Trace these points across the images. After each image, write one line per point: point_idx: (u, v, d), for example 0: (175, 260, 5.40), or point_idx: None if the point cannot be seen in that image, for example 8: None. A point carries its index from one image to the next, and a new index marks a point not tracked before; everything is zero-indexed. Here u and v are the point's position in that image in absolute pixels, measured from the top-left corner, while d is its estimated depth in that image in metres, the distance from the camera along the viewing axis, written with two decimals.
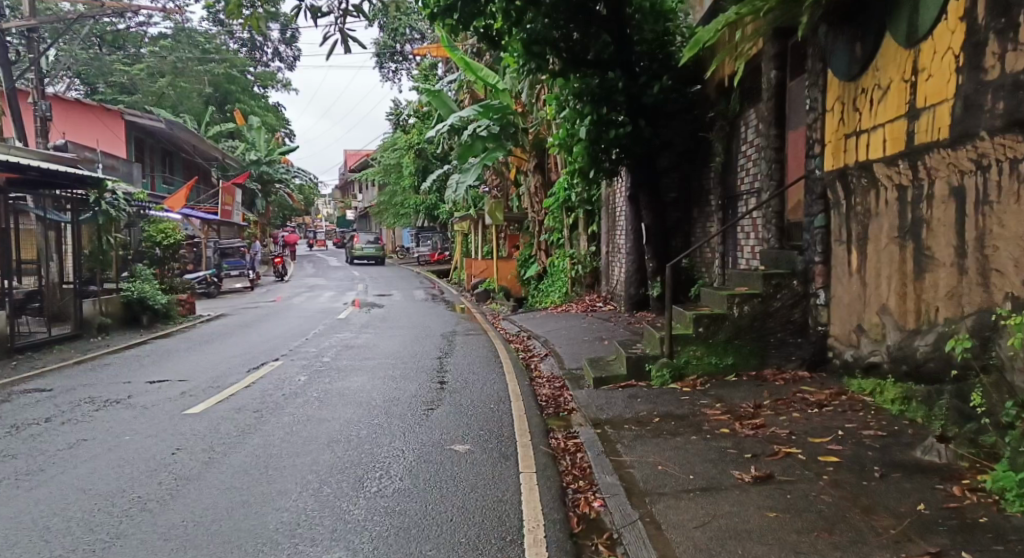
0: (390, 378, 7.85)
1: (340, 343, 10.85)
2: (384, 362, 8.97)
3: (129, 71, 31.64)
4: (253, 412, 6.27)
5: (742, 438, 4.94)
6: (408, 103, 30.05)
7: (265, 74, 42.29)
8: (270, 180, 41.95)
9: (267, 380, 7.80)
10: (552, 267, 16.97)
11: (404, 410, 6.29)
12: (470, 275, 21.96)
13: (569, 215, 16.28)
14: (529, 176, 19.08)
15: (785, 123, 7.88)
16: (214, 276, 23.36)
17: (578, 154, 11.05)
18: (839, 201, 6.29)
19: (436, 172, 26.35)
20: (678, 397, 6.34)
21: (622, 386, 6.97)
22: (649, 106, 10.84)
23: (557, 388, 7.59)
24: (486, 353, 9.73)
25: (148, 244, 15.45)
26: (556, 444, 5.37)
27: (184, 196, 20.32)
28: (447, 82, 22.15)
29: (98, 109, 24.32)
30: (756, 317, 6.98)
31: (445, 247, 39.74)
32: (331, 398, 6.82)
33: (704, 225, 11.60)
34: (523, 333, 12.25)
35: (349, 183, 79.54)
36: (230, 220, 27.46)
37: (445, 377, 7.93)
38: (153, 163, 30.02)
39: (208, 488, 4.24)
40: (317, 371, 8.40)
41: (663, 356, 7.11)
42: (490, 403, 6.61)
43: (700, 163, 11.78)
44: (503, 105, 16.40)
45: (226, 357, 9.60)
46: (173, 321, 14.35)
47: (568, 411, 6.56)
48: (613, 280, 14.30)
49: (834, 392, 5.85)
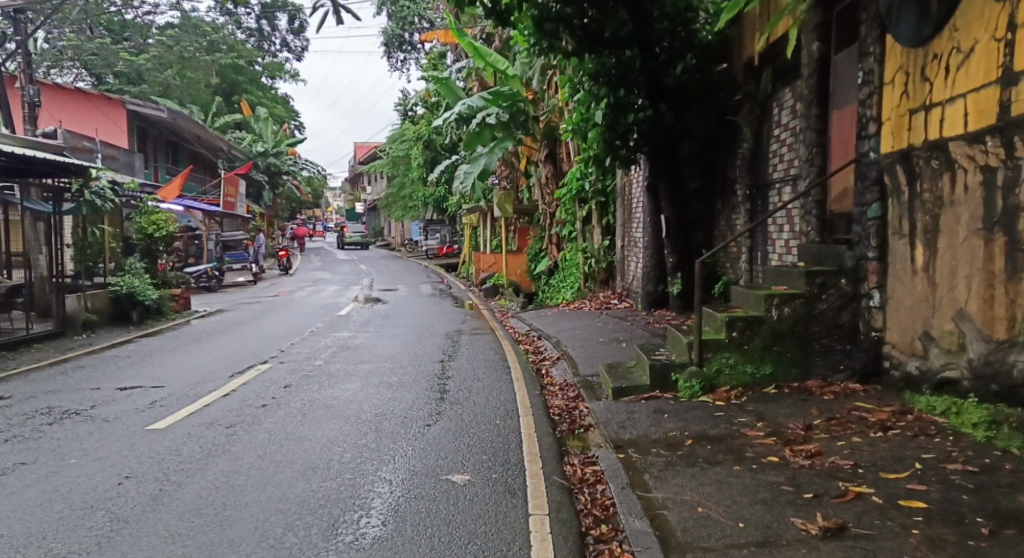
0: (385, 386, 7.08)
1: (336, 344, 10.09)
2: (381, 366, 8.21)
3: (135, 60, 31.07)
4: (226, 427, 5.53)
5: (796, 471, 4.10)
6: (417, 93, 29.27)
7: (273, 65, 41.66)
8: (277, 172, 41.30)
9: (249, 387, 7.07)
10: (563, 261, 16.09)
11: (396, 427, 5.52)
12: (478, 269, 21.19)
13: (583, 207, 15.20)
14: (539, 167, 18.24)
15: (827, 101, 7.00)
16: (216, 269, 22.74)
17: (593, 140, 10.31)
18: (900, 188, 5.42)
19: (444, 163, 25.57)
20: (712, 414, 5.51)
21: (644, 399, 6.16)
22: (669, 87, 9.97)
23: (570, 399, 6.79)
24: (492, 356, 8.95)
25: (140, 238, 14.57)
26: (571, 473, 4.58)
27: (179, 187, 19.42)
28: (456, 69, 21.33)
29: (99, 98, 23.67)
30: (798, 321, 6.13)
31: (454, 241, 39.03)
32: (316, 412, 6.06)
33: (728, 218, 10.72)
34: (533, 332, 11.45)
35: (358, 176, 78.93)
36: (233, 212, 26.80)
37: (445, 384, 7.16)
38: (157, 153, 29.46)
39: (147, 535, 3.46)
40: (306, 378, 7.64)
41: (691, 364, 6.29)
42: (495, 418, 5.82)
43: (724, 150, 10.89)
44: (512, 92, 15.55)
45: (211, 359, 8.89)
46: (164, 318, 13.65)
47: (583, 428, 5.75)
48: (628, 276, 13.47)
49: (897, 410, 5.00)
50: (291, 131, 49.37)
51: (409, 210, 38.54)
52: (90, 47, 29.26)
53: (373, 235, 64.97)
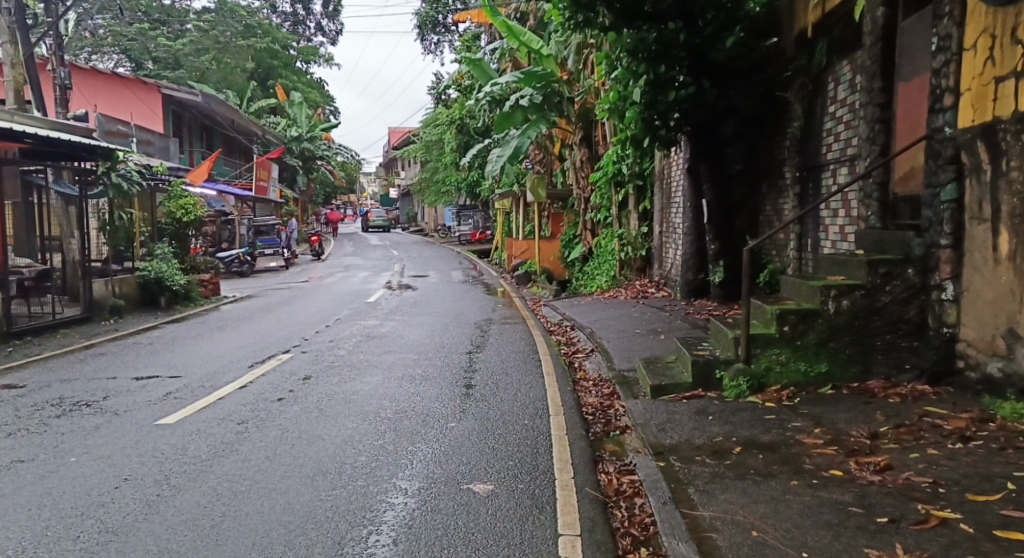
0: (408, 379, 6.73)
1: (362, 332, 9.79)
2: (406, 357, 7.86)
3: (172, 46, 31.28)
4: (237, 424, 5.23)
5: (863, 488, 3.59)
6: (451, 76, 28.82)
7: (307, 49, 41.63)
8: (312, 157, 41.34)
9: (268, 379, 6.79)
10: (598, 248, 15.55)
11: (415, 426, 5.15)
12: (511, 256, 20.78)
13: (619, 191, 14.61)
14: (574, 150, 17.65)
15: (893, 73, 6.34)
16: (249, 254, 22.77)
17: (630, 120, 9.76)
18: (980, 166, 4.80)
19: (476, 147, 25.11)
20: (761, 417, 5.01)
21: (685, 398, 5.68)
22: (714, 63, 9.31)
23: (605, 396, 6.35)
24: (523, 348, 8.53)
25: (169, 222, 14.20)
26: (606, 484, 4.14)
27: (208, 170, 19.19)
28: (488, 50, 20.80)
29: (134, 82, 23.84)
30: (857, 315, 5.57)
31: (486, 227, 38.65)
32: (334, 407, 5.73)
33: (775, 203, 10.07)
34: (566, 322, 11.00)
35: (393, 161, 78.91)
36: (266, 196, 26.81)
37: (471, 379, 6.77)
38: (192, 138, 29.60)
39: (133, 550, 3.14)
40: (328, 369, 7.34)
41: (736, 360, 5.78)
42: (522, 418, 5.41)
43: (771, 130, 10.22)
44: (547, 72, 15.15)
45: (233, 348, 8.67)
46: (193, 304, 13.58)
47: (619, 430, 5.30)
48: (666, 263, 12.90)
49: (977, 417, 4.42)
50: (326, 117, 49.42)
51: (442, 195, 38.21)
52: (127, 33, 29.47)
53: (407, 221, 65.02)
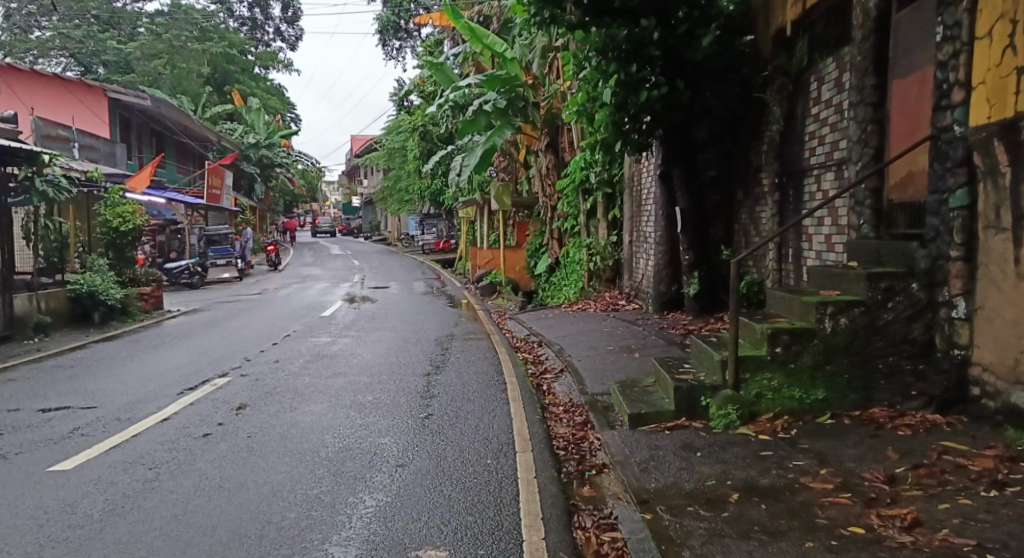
0: (356, 409, 5.95)
1: (312, 351, 8.97)
2: (357, 381, 7.06)
3: (123, 48, 29.90)
4: (145, 471, 4.37)
5: (895, 552, 2.95)
6: (414, 82, 28.07)
7: (266, 54, 40.46)
8: (270, 165, 39.83)
9: (195, 409, 5.93)
10: (565, 258, 14.93)
11: (360, 470, 4.39)
12: (475, 266, 20.12)
13: (587, 199, 14.03)
14: (540, 157, 17.09)
15: (886, 69, 5.88)
16: (199, 265, 21.62)
17: (601, 122, 9.17)
18: (995, 168, 4.28)
19: (439, 154, 24.41)
20: (756, 454, 4.39)
21: (667, 430, 5.07)
22: (690, 61, 8.79)
23: (578, 426, 5.69)
24: (486, 369, 7.81)
25: (104, 231, 12.89)
26: (585, 545, 3.45)
27: (149, 175, 17.77)
28: (451, 54, 20.17)
29: (76, 84, 22.57)
30: (856, 334, 5.04)
31: (450, 236, 37.97)
32: (266, 445, 4.91)
33: (751, 211, 9.60)
34: (533, 337, 10.35)
35: (355, 168, 77.40)
36: (218, 204, 25.49)
37: (429, 406, 6.04)
38: (141, 144, 28.24)
39: None
40: (267, 396, 6.49)
41: (724, 386, 5.19)
42: (485, 457, 4.69)
43: (747, 133, 9.74)
44: (509, 76, 14.53)
45: (163, 370, 7.77)
46: (130, 319, 12.50)
47: (596, 468, 4.63)
48: (637, 275, 12.38)
49: (1004, 455, 3.88)
50: (286, 124, 48.09)
51: (405, 204, 37.32)
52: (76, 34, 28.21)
53: (369, 229, 63.78)
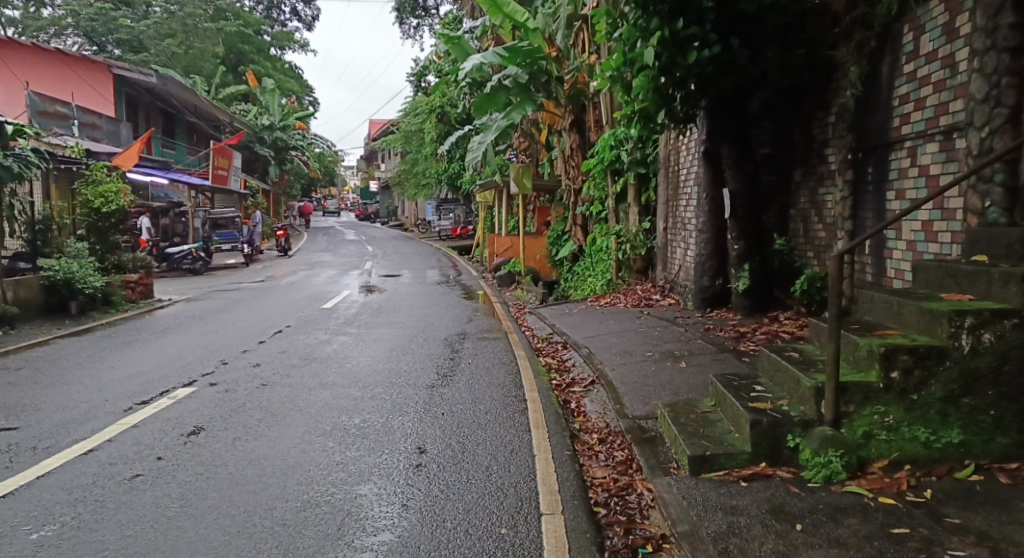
0: (336, 439, 4.70)
1: (301, 352, 7.76)
2: (344, 396, 5.82)
3: (135, 27, 28.80)
4: (26, 544, 3.13)
5: None
6: (430, 59, 26.83)
7: (281, 34, 39.29)
8: (285, 147, 38.33)
9: (134, 435, 4.71)
10: (590, 246, 13.63)
11: (323, 547, 3.12)
12: (493, 254, 18.79)
13: (617, 180, 12.64)
14: (563, 136, 15.68)
15: None
16: (204, 251, 20.65)
17: (639, 88, 7.78)
18: None
19: (456, 134, 23.16)
20: (885, 531, 3.07)
21: (743, 480, 3.80)
22: (747, 15, 7.37)
23: (618, 466, 4.41)
24: (502, 380, 6.55)
25: (85, 213, 11.75)
26: None
27: (138, 152, 16.44)
28: (469, 26, 18.84)
29: (78, 59, 21.54)
30: (1004, 357, 3.71)
31: (467, 222, 36.90)
32: (205, 499, 3.67)
33: (814, 192, 8.20)
34: (556, 337, 9.07)
35: (373, 153, 76.63)
36: (225, 186, 24.40)
37: (428, 437, 4.77)
38: (150, 124, 27.30)
39: None
40: (232, 415, 5.28)
41: (819, 423, 3.89)
42: (496, 525, 3.40)
43: (808, 102, 8.32)
44: (532, 47, 13.09)
45: (121, 376, 6.59)
46: (112, 309, 11.40)
47: (653, 542, 3.33)
48: (674, 266, 11.04)
49: None
50: (303, 106, 47.13)
51: (421, 188, 36.17)
52: (89, 12, 27.42)
53: (387, 214, 62.80)
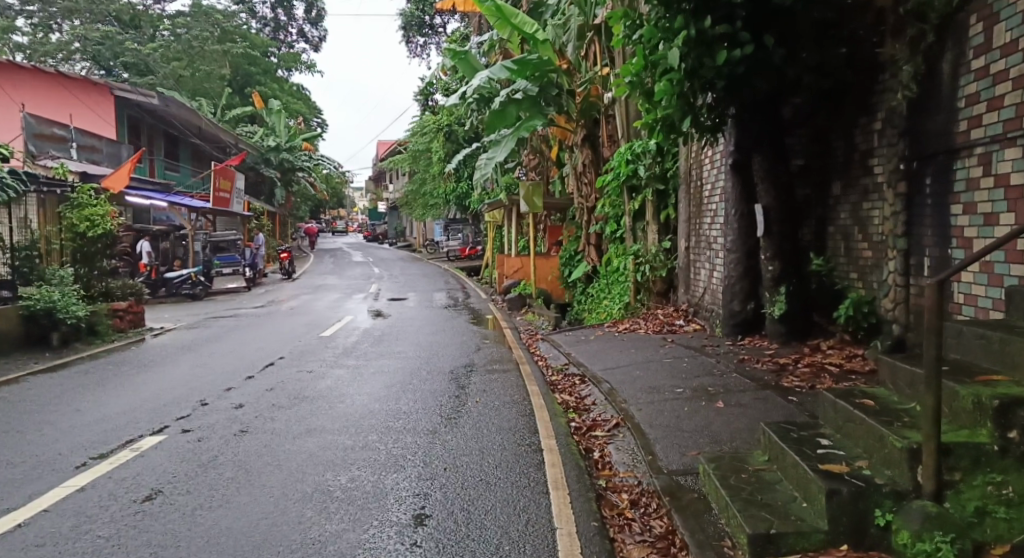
0: (316, 507, 3.91)
1: (291, 390, 7.00)
2: (333, 447, 5.04)
3: (142, 50, 28.53)
4: None
5: None
6: (438, 78, 26.39)
7: (288, 56, 39.07)
8: (291, 168, 37.46)
9: (77, 504, 3.94)
10: (606, 266, 12.89)
11: None
12: (502, 275, 18.05)
13: (634, 197, 11.85)
14: (575, 152, 14.97)
15: None
16: (204, 274, 20.03)
17: (660, 95, 7.03)
18: None
19: (463, 152, 22.57)
20: None
21: None
22: (783, 12, 6.67)
23: (659, 544, 3.59)
24: (514, 424, 5.76)
25: (70, 237, 11.24)
26: None
27: (128, 172, 15.77)
28: (475, 43, 18.23)
29: (79, 81, 21.20)
30: None
31: (476, 241, 36.29)
32: None
33: (856, 206, 7.43)
34: (572, 370, 8.27)
35: (382, 174, 76.45)
36: (227, 208, 23.82)
37: (427, 504, 3.97)
38: (152, 147, 26.90)
39: None
40: (200, 473, 4.52)
41: (917, 495, 3.09)
42: None
43: (847, 109, 7.60)
44: (542, 60, 12.44)
45: (85, 422, 5.84)
46: (96, 340, 10.71)
47: None
48: (698, 288, 10.24)
49: None
50: (311, 127, 46.92)
51: (428, 209, 35.59)
52: (95, 36, 27.22)
53: (395, 235, 62.36)
